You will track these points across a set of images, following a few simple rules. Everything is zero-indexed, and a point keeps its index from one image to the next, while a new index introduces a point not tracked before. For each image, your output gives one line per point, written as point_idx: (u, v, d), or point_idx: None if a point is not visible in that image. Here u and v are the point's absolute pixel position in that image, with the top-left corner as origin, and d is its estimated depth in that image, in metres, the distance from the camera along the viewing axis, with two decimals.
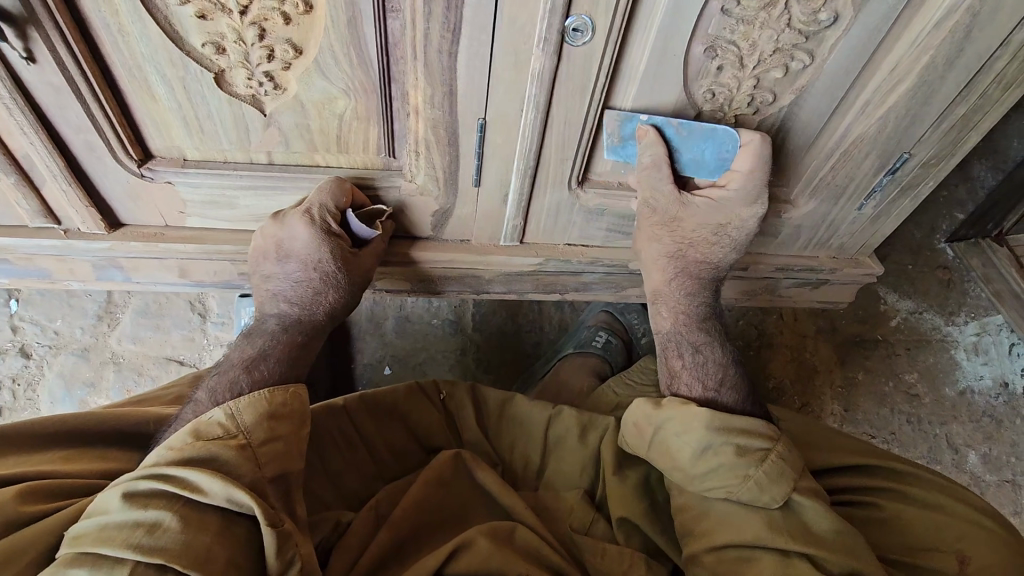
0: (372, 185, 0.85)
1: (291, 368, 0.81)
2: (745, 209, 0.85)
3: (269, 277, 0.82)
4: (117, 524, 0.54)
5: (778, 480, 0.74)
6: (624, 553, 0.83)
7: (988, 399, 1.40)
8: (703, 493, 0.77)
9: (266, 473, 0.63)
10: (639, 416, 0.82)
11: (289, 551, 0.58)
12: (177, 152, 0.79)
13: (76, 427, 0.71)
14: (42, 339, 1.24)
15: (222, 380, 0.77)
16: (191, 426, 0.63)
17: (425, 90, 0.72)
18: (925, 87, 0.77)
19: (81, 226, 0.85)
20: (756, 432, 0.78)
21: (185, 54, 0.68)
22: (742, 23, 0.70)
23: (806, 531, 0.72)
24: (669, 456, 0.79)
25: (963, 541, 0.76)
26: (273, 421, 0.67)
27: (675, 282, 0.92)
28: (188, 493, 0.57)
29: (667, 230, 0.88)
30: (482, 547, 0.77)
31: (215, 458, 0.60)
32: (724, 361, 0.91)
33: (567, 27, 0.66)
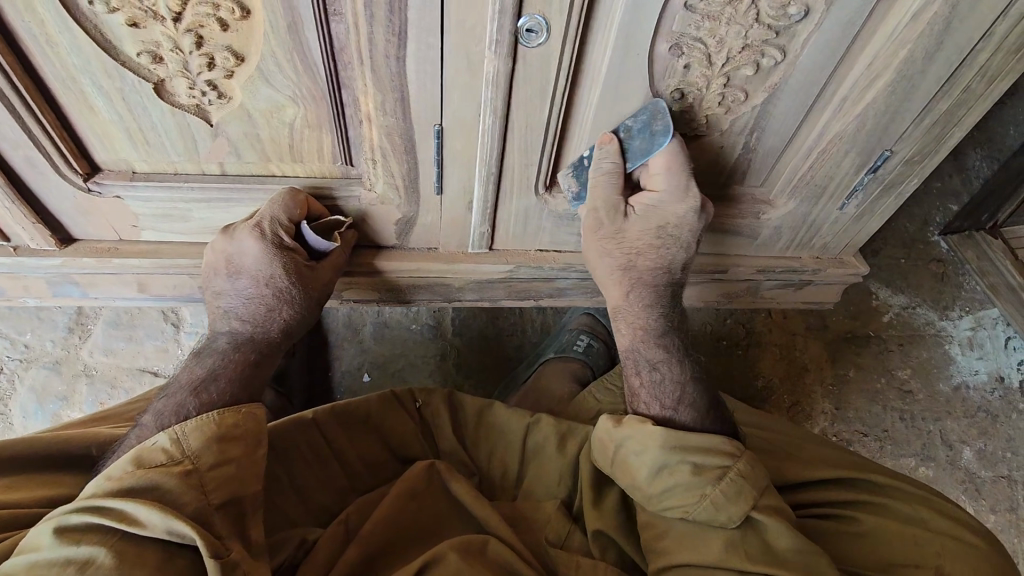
0: (330, 195, 0.81)
1: (243, 388, 0.77)
2: (678, 206, 0.81)
3: (219, 294, 0.80)
4: (47, 562, 0.50)
5: (736, 499, 0.70)
6: (598, 567, 0.81)
7: (983, 394, 1.37)
8: (664, 514, 0.74)
9: (213, 499, 0.58)
10: (601, 432, 0.79)
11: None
12: (124, 165, 0.76)
13: (18, 453, 0.68)
14: (12, 353, 1.22)
15: (168, 402, 0.74)
16: (133, 452, 0.58)
17: (375, 97, 0.68)
18: (904, 82, 0.73)
19: (30, 243, 0.82)
20: (714, 449, 0.74)
21: (120, 63, 0.65)
22: (707, 20, 0.66)
23: (767, 550, 0.69)
24: (629, 475, 0.76)
25: (942, 556, 0.74)
26: (225, 443, 0.62)
27: (630, 295, 0.88)
28: (126, 526, 0.52)
29: (614, 244, 0.84)
30: (449, 565, 0.75)
31: (157, 487, 0.56)
32: (685, 377, 0.86)
33: (520, 28, 0.63)
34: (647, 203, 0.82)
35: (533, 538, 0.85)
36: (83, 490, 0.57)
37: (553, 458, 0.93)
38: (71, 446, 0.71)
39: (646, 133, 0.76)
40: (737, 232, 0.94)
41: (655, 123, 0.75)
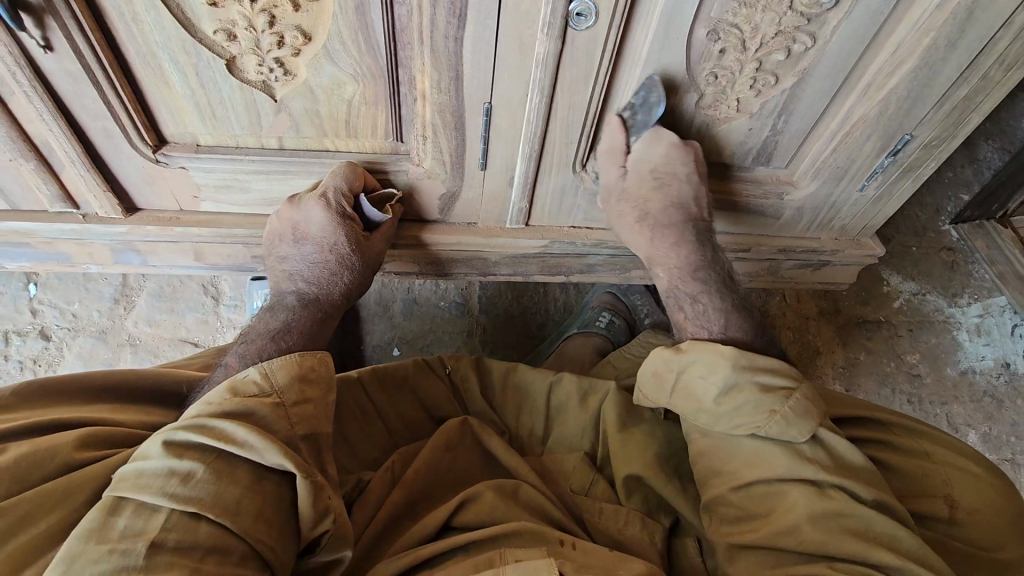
0: (383, 169, 0.87)
1: (312, 342, 0.85)
2: (667, 145, 0.83)
3: (285, 258, 0.87)
4: (154, 471, 0.57)
5: (806, 416, 0.74)
6: (620, 512, 0.86)
7: (989, 379, 1.41)
8: (730, 433, 0.77)
9: (299, 429, 0.66)
10: (660, 364, 0.82)
11: (322, 501, 0.62)
12: (190, 137, 0.81)
13: (119, 383, 0.75)
14: (61, 322, 1.28)
15: (250, 346, 0.82)
16: (227, 384, 0.65)
17: (431, 75, 0.73)
18: (927, 68, 0.77)
19: (98, 210, 0.87)
20: (781, 371, 0.78)
21: (197, 40, 0.70)
22: (744, 7, 0.71)
23: (835, 463, 0.73)
24: (693, 399, 0.79)
25: (950, 486, 0.77)
26: (304, 383, 0.70)
27: (650, 241, 0.90)
28: (224, 446, 0.59)
29: (624, 198, 0.88)
30: (487, 503, 0.81)
31: (251, 414, 0.63)
32: (728, 307, 0.87)
33: (571, 11, 0.67)
34: (635, 156, 0.85)
35: (560, 487, 0.91)
36: (185, 412, 0.64)
37: (581, 417, 0.98)
38: (161, 385, 0.78)
39: (645, 108, 0.80)
40: (761, 212, 0.99)
41: (651, 98, 0.79)
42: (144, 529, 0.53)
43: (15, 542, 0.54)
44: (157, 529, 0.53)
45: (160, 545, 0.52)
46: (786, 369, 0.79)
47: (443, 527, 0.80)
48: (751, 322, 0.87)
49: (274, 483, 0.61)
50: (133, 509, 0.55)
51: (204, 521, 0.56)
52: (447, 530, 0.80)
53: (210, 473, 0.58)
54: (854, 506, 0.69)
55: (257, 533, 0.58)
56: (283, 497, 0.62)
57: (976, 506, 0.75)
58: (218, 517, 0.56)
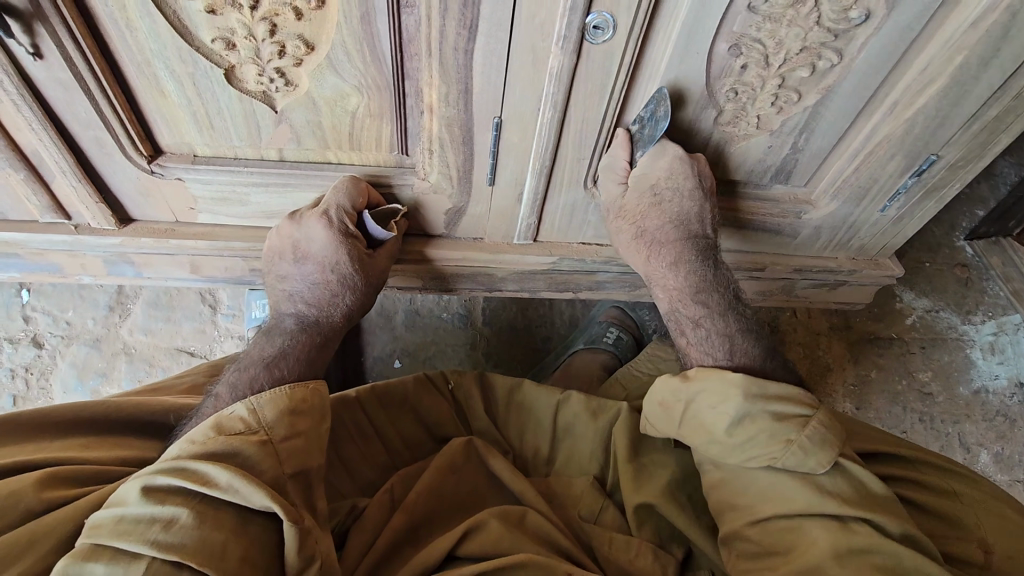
0: (387, 183, 0.84)
1: (310, 369, 0.82)
2: (666, 160, 0.78)
3: (284, 277, 0.84)
4: (134, 517, 0.54)
5: (824, 445, 0.72)
6: (631, 542, 0.82)
7: (1004, 400, 1.38)
8: (745, 464, 0.75)
9: (287, 468, 0.63)
10: (666, 395, 0.80)
11: (309, 547, 0.58)
12: (187, 148, 0.78)
13: (97, 412, 0.73)
14: (54, 330, 1.25)
15: (243, 376, 0.79)
16: (212, 421, 0.63)
17: (440, 88, 0.70)
18: (957, 88, 0.74)
19: (90, 221, 0.84)
20: (793, 397, 0.75)
21: (194, 49, 0.66)
22: (769, 21, 0.67)
23: (858, 495, 0.70)
24: (705, 429, 0.77)
25: (984, 529, 0.73)
26: (293, 418, 0.67)
27: (648, 257, 0.86)
28: (207, 489, 0.56)
29: (620, 216, 0.85)
30: (493, 532, 0.77)
31: (236, 454, 0.60)
32: (731, 329, 0.84)
33: (588, 24, 0.64)
34: (637, 174, 0.80)
35: (569, 512, 0.88)
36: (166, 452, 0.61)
37: (586, 439, 0.94)
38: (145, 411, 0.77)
39: (653, 121, 0.76)
40: (776, 231, 0.96)
41: (658, 111, 0.75)
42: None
43: None
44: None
45: None
46: (798, 396, 0.76)
47: (445, 558, 0.76)
48: (757, 340, 0.84)
49: (258, 528, 0.57)
50: (112, 554, 0.52)
51: (186, 571, 0.52)
52: (450, 559, 0.77)
53: (192, 518, 0.54)
54: (885, 541, 0.66)
55: None
56: (270, 542, 0.57)
57: (1017, 553, 0.71)
58: (199, 565, 0.52)
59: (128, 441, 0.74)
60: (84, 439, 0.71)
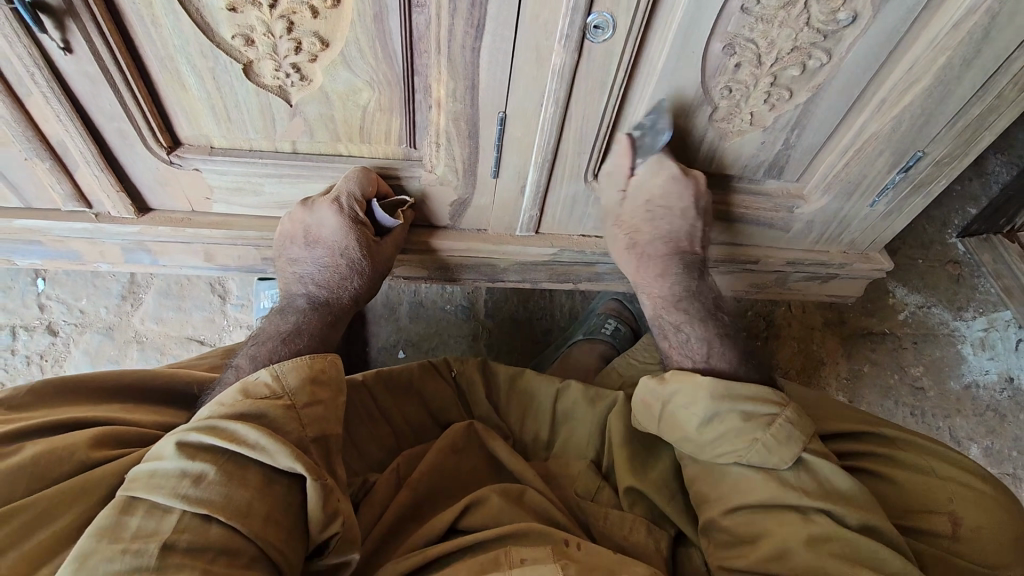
0: (395, 175, 0.87)
1: (323, 345, 0.86)
2: (658, 177, 0.84)
3: (295, 260, 0.88)
4: (167, 472, 0.58)
5: (788, 442, 0.76)
6: (626, 519, 0.86)
7: (993, 394, 1.41)
8: (716, 460, 0.79)
9: (310, 431, 0.66)
10: (644, 392, 0.84)
11: (331, 505, 0.62)
12: (205, 140, 0.82)
13: (131, 382, 0.76)
14: (68, 318, 1.28)
15: (261, 349, 0.83)
16: (239, 385, 0.66)
17: (447, 84, 0.73)
18: (942, 87, 0.77)
19: (110, 210, 0.88)
20: (760, 398, 0.79)
21: (215, 45, 0.70)
22: (761, 22, 0.71)
23: (821, 488, 0.75)
24: (678, 428, 0.81)
25: (956, 502, 0.77)
26: (314, 386, 0.70)
27: (637, 269, 0.92)
28: (235, 447, 0.60)
29: (616, 225, 0.90)
30: (494, 506, 0.81)
31: (261, 415, 0.64)
32: (711, 334, 0.88)
33: (588, 24, 0.68)
34: (634, 184, 0.86)
35: (567, 491, 0.91)
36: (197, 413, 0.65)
37: (585, 422, 0.98)
38: (174, 381, 0.80)
39: (654, 130, 0.81)
40: (770, 225, 0.99)
41: (659, 121, 0.80)
42: (156, 530, 0.54)
43: (29, 542, 0.55)
44: (170, 530, 0.54)
45: (171, 546, 0.53)
46: (767, 394, 0.79)
47: (448, 530, 0.80)
48: (737, 347, 0.89)
49: (283, 487, 0.61)
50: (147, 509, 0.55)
51: (215, 523, 0.56)
52: (451, 532, 0.81)
53: (220, 475, 0.58)
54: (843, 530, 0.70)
55: (267, 536, 0.58)
56: (293, 501, 0.62)
57: (984, 525, 0.75)
58: (228, 518, 0.57)
59: (160, 410, 0.78)
60: (124, 404, 0.75)
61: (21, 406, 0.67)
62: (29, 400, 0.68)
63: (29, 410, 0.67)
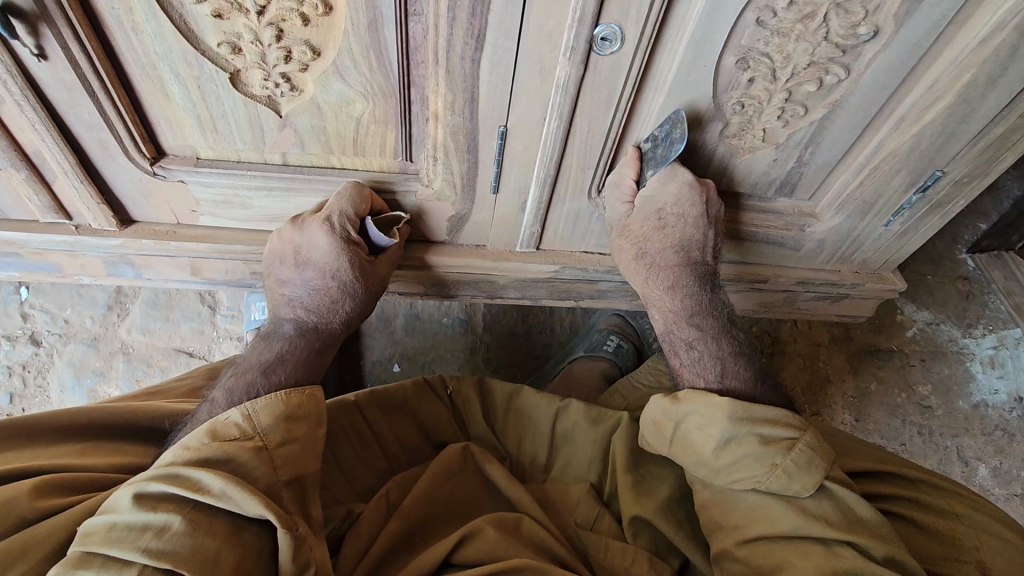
0: (390, 190, 0.84)
1: (308, 373, 0.82)
2: (676, 185, 0.79)
3: (284, 281, 0.84)
4: (126, 524, 0.55)
5: (809, 468, 0.73)
6: (628, 550, 0.82)
7: (1003, 413, 1.37)
8: (732, 486, 0.76)
9: (281, 475, 0.65)
10: (659, 414, 0.81)
11: (303, 555, 0.59)
12: (190, 151, 0.78)
13: (95, 418, 0.74)
14: (52, 328, 1.24)
15: (240, 381, 0.79)
16: (208, 426, 0.64)
17: (446, 96, 0.69)
18: (964, 105, 0.74)
19: (92, 222, 0.84)
20: (780, 420, 0.76)
21: (199, 53, 0.66)
22: (777, 36, 0.67)
23: (842, 518, 0.71)
24: (692, 451, 0.78)
25: (982, 551, 0.73)
26: (290, 423, 0.69)
27: (647, 281, 0.88)
28: (201, 496, 0.57)
29: (623, 238, 0.86)
30: (488, 539, 0.77)
31: (231, 460, 0.62)
32: (723, 353, 0.86)
33: (595, 35, 0.64)
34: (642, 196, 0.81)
35: (566, 520, 0.87)
36: (160, 458, 0.63)
37: (583, 446, 0.94)
38: (139, 419, 0.77)
39: (667, 141, 0.75)
40: (780, 243, 0.95)
41: (674, 132, 0.74)
42: None
43: None
44: None
45: None
46: (785, 417, 0.76)
47: (441, 563, 0.76)
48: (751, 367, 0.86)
49: (254, 532, 0.59)
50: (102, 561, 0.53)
51: None
52: (445, 565, 0.77)
53: (186, 525, 0.55)
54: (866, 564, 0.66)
55: None
56: (264, 546, 0.59)
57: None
58: (192, 574, 0.53)
59: (123, 446, 0.74)
60: (88, 439, 0.72)
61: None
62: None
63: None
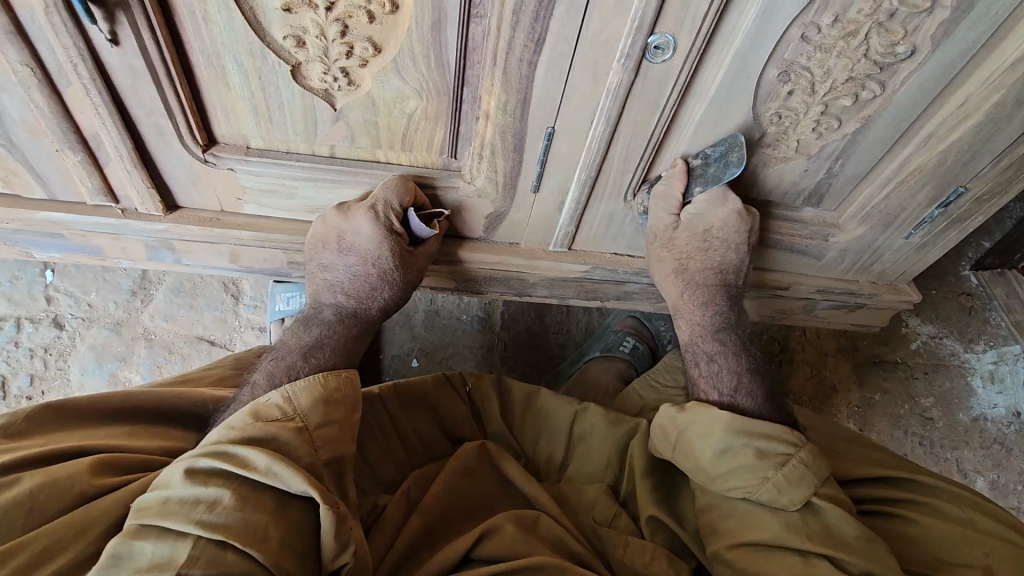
0: (432, 185, 0.86)
1: (345, 358, 0.86)
2: (719, 211, 0.85)
3: (326, 267, 0.87)
4: (178, 499, 0.58)
5: (799, 484, 0.75)
6: (646, 547, 0.83)
7: (1000, 427, 1.40)
8: (726, 493, 0.79)
9: (320, 455, 0.67)
10: (663, 418, 0.85)
11: (344, 534, 0.61)
12: (241, 140, 0.79)
13: (142, 404, 0.77)
14: (75, 311, 1.25)
15: (280, 364, 0.83)
16: (251, 406, 0.67)
17: (499, 96, 0.72)
18: (990, 126, 0.78)
19: (138, 207, 0.86)
20: (779, 436, 0.79)
21: (265, 45, 0.68)
22: (819, 51, 0.70)
23: (827, 534, 0.73)
24: (692, 457, 0.81)
25: (991, 558, 0.76)
26: (328, 405, 0.71)
27: (682, 292, 0.93)
28: (247, 473, 0.60)
29: (665, 249, 0.90)
30: (507, 536, 0.78)
31: (274, 438, 0.64)
32: (742, 369, 0.90)
33: (649, 44, 0.67)
34: (691, 214, 0.86)
35: (583, 518, 0.88)
36: (206, 437, 0.66)
37: (604, 446, 0.96)
38: (184, 402, 0.80)
39: (720, 162, 0.81)
40: (804, 252, 0.99)
41: (729, 155, 0.80)
42: (171, 559, 0.53)
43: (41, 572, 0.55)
44: (185, 558, 0.53)
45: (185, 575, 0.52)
46: (783, 435, 0.79)
47: (461, 559, 0.77)
48: (767, 386, 0.91)
49: (298, 511, 0.61)
50: (157, 534, 0.55)
51: (230, 549, 0.56)
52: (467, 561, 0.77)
53: (234, 500, 0.58)
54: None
55: (282, 562, 0.58)
56: (308, 524, 0.62)
57: None
58: (242, 544, 0.56)
59: (167, 432, 0.78)
60: (131, 428, 0.75)
61: (26, 434, 0.67)
62: (28, 426, 0.68)
63: (31, 437, 0.67)
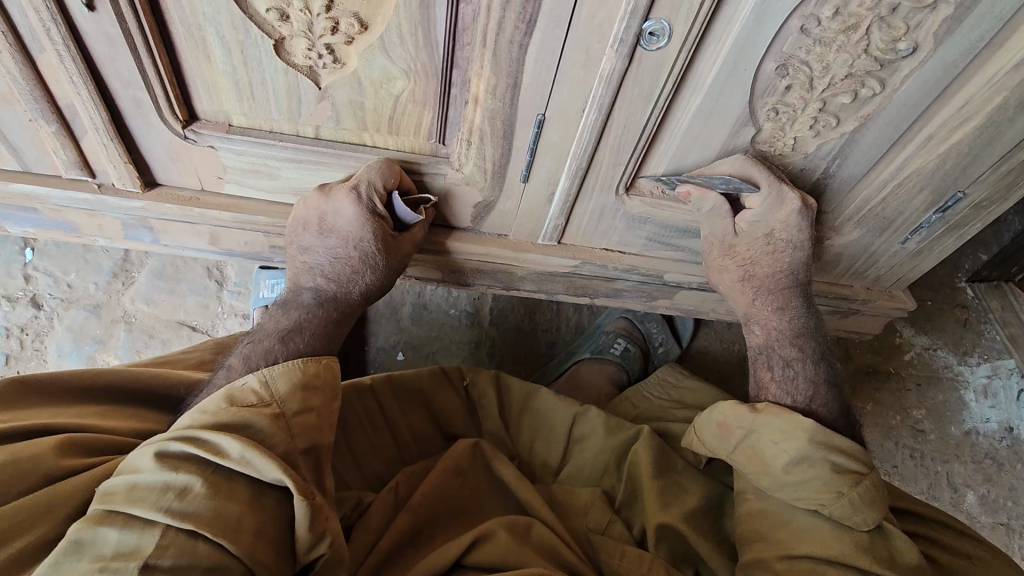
0: (418, 170, 0.84)
1: (325, 343, 0.83)
2: (783, 213, 0.84)
3: (307, 249, 0.84)
4: (147, 485, 0.55)
5: (873, 504, 0.73)
6: (644, 557, 0.80)
7: (992, 442, 1.37)
8: (792, 504, 0.76)
9: (298, 443, 0.64)
10: (730, 415, 0.82)
11: (320, 525, 0.59)
12: (223, 116, 0.77)
13: (112, 383, 0.74)
14: (54, 291, 1.22)
15: (257, 348, 0.80)
16: (225, 391, 0.64)
17: (489, 79, 0.70)
18: (991, 128, 0.76)
19: (115, 182, 0.83)
20: (854, 454, 0.77)
21: (247, 16, 0.65)
22: (819, 45, 0.68)
23: (890, 559, 0.71)
24: (758, 461, 0.78)
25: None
26: (306, 392, 0.69)
27: (754, 300, 0.92)
28: (219, 460, 0.57)
29: (728, 258, 0.90)
30: (500, 544, 0.75)
31: (248, 426, 0.61)
32: (819, 378, 0.88)
33: (644, 29, 0.64)
34: (750, 221, 0.85)
35: (577, 523, 0.86)
36: (177, 422, 0.63)
37: (592, 448, 0.93)
38: (158, 384, 0.78)
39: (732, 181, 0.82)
40: None
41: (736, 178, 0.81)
42: (138, 548, 0.51)
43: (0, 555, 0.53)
44: (152, 548, 0.51)
45: (154, 566, 0.50)
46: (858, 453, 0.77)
47: (452, 565, 0.74)
48: (837, 394, 0.88)
49: (274, 499, 0.59)
50: (123, 521, 0.53)
51: (201, 539, 0.53)
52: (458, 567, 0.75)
53: (205, 487, 0.56)
54: None
55: (256, 553, 0.56)
56: (283, 515, 0.59)
57: None
58: (214, 535, 0.54)
59: (137, 412, 0.75)
60: (101, 407, 0.73)
61: None
62: None
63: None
